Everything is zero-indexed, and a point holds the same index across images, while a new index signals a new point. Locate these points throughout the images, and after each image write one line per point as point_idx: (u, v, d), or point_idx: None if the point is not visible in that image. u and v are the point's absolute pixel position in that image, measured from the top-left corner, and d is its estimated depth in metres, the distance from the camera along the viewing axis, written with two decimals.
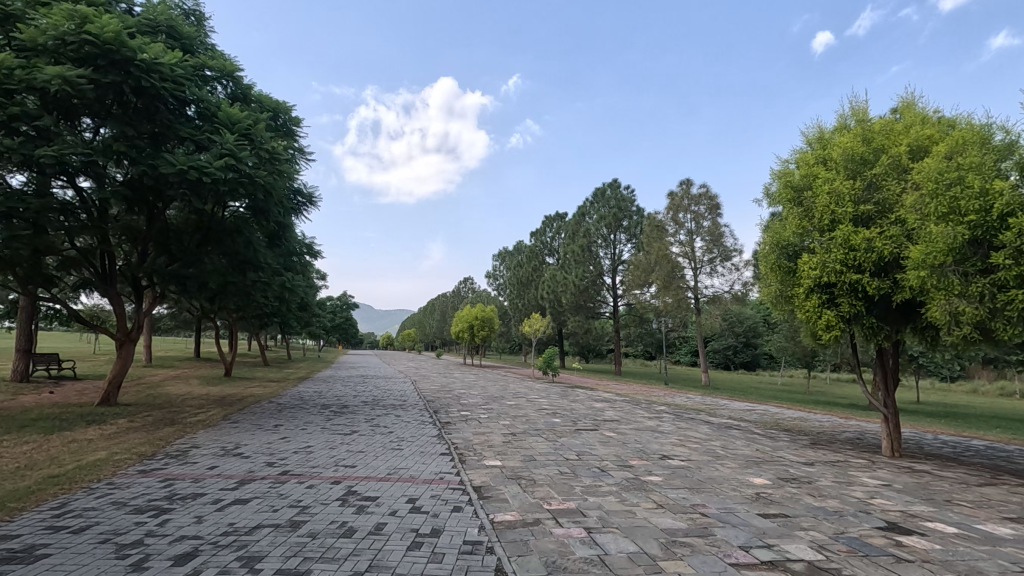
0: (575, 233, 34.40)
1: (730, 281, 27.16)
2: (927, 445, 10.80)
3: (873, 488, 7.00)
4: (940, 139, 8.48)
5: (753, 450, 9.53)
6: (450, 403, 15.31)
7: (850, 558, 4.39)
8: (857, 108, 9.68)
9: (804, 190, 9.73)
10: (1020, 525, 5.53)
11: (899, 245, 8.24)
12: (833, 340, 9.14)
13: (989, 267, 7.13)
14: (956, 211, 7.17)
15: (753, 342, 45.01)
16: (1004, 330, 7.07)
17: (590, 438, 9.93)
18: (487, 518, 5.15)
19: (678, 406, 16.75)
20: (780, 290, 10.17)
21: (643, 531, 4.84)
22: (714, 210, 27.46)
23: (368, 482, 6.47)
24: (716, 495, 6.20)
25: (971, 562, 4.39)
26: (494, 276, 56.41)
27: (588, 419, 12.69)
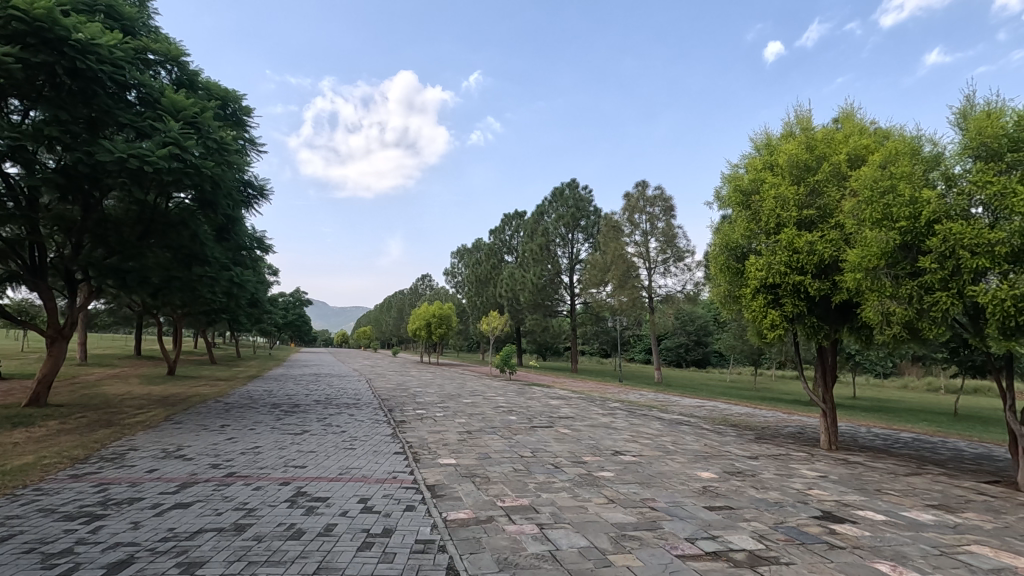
0: (534, 232, 34.61)
1: (683, 281, 27.96)
2: (862, 438, 11.44)
3: (811, 479, 7.37)
4: (875, 149, 8.97)
5: (702, 445, 9.84)
6: (406, 402, 15.16)
7: (788, 547, 4.60)
8: (801, 116, 10.12)
9: (752, 194, 10.10)
10: (941, 512, 5.93)
11: (838, 249, 8.70)
12: (777, 338, 9.55)
13: (917, 271, 7.60)
14: (888, 217, 7.62)
15: (704, 340, 46.47)
16: (929, 330, 7.56)
17: (545, 435, 10.03)
18: (440, 517, 5.14)
19: (631, 403, 17.12)
20: (729, 290, 10.56)
21: (593, 526, 4.93)
22: (668, 211, 28.17)
23: (318, 483, 6.33)
24: (666, 490, 6.38)
25: (897, 548, 4.68)
26: (452, 274, 56.12)
27: (544, 416, 12.80)
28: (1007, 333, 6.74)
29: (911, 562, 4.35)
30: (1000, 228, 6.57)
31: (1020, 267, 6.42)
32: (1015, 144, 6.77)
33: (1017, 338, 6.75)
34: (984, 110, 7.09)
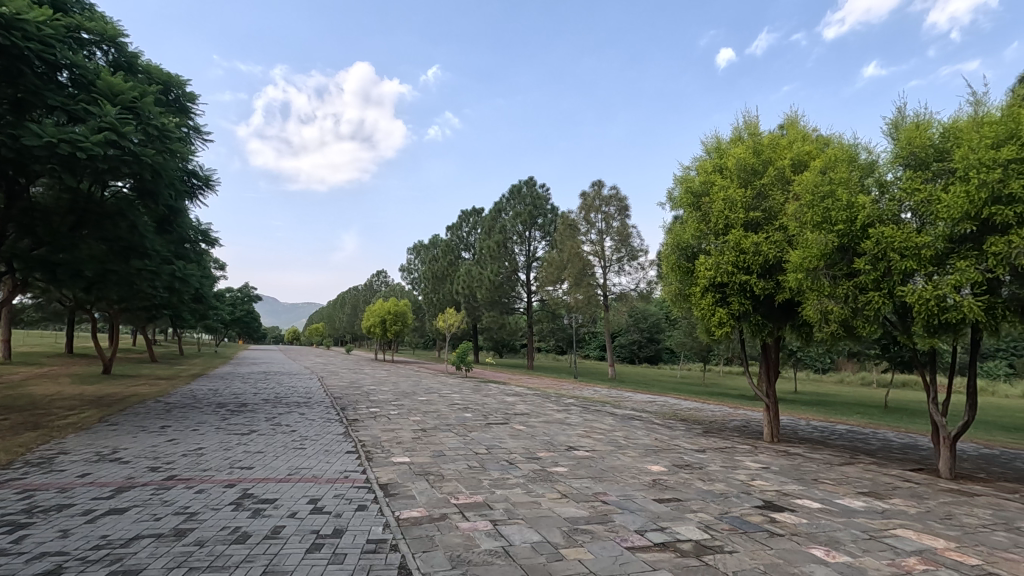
0: (491, 229, 34.59)
1: (636, 279, 28.58)
2: (802, 430, 12.01)
3: (754, 470, 7.69)
4: (817, 155, 9.42)
5: (653, 439, 10.09)
6: (359, 400, 14.86)
7: (732, 535, 4.78)
8: (749, 122, 10.51)
9: (702, 196, 10.42)
10: (871, 498, 6.31)
11: (782, 249, 9.10)
12: (724, 335, 9.91)
13: (852, 272, 8.03)
14: (827, 221, 8.03)
15: (657, 337, 47.63)
16: (863, 327, 8.00)
17: (500, 432, 10.06)
18: (392, 516, 5.07)
19: (586, 399, 17.37)
20: (680, 289, 10.88)
21: (546, 521, 4.98)
22: (623, 211, 28.72)
23: (266, 484, 6.14)
24: (617, 483, 6.52)
25: (832, 533, 4.95)
26: (409, 270, 55.40)
27: (499, 413, 12.82)
28: (932, 331, 7.21)
29: (843, 547, 4.61)
30: (925, 233, 7.03)
31: (942, 269, 6.90)
32: (940, 154, 7.25)
33: (939, 335, 7.25)
34: (914, 121, 7.55)
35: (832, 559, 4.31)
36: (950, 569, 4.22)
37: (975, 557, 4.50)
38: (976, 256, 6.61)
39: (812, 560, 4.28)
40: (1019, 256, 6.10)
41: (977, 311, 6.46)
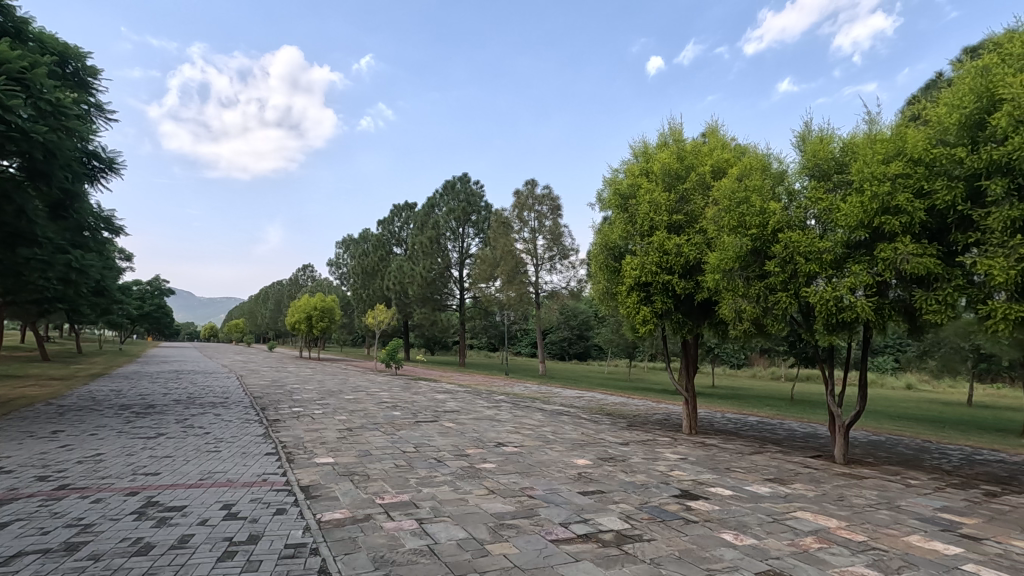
0: (424, 225, 34.11)
1: (567, 278, 29.16)
2: (717, 422, 12.75)
3: (673, 461, 8.07)
4: (734, 163, 9.98)
5: (579, 434, 10.36)
6: (281, 399, 14.22)
7: (651, 525, 5.00)
8: (674, 129, 10.98)
9: (629, 198, 10.79)
10: (776, 484, 6.79)
11: (701, 251, 9.59)
12: (648, 333, 10.32)
13: (763, 274, 8.58)
14: (742, 225, 8.54)
15: (586, 334, 48.83)
16: (771, 324, 8.59)
17: (429, 429, 9.96)
18: (313, 519, 4.89)
19: (516, 395, 17.54)
20: (607, 287, 11.24)
21: (473, 517, 4.98)
22: (555, 211, 29.19)
23: (173, 491, 5.74)
24: (544, 478, 6.64)
25: (740, 518, 5.29)
26: (337, 265, 53.60)
27: (428, 411, 12.69)
28: (831, 329, 7.86)
29: (750, 530, 4.94)
30: (827, 239, 7.63)
31: (840, 273, 7.52)
32: (840, 167, 7.89)
33: (836, 332, 7.92)
34: (819, 135, 8.17)
35: (740, 542, 4.60)
36: (841, 546, 4.63)
37: (862, 535, 4.96)
38: (868, 262, 7.25)
39: (723, 544, 4.55)
40: (903, 262, 6.75)
41: (868, 311, 7.12)
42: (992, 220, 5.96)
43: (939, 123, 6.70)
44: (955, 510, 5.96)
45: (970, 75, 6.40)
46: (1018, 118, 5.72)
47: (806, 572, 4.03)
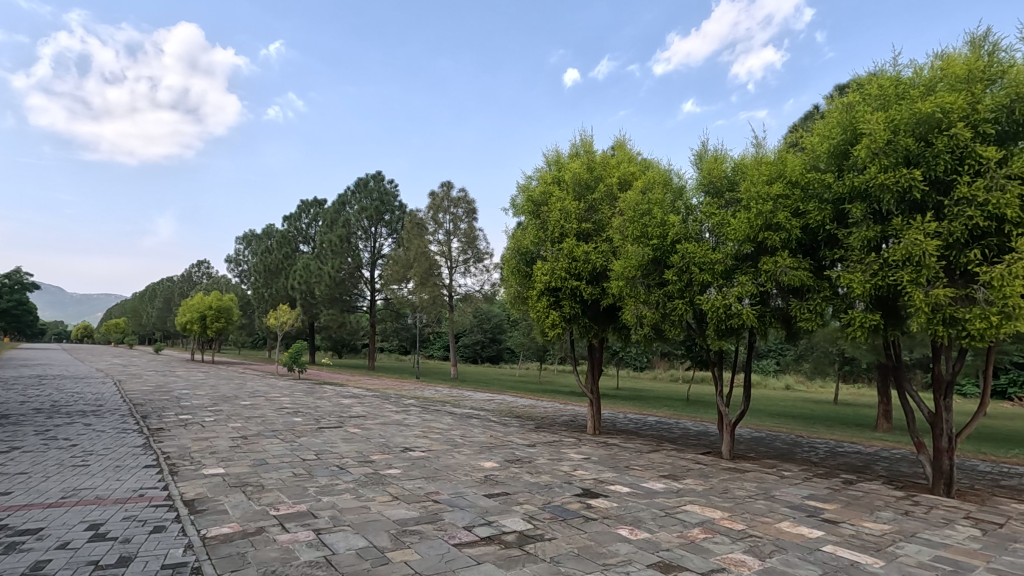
0: (333, 222, 32.77)
1: (481, 281, 29.27)
2: (619, 422, 13.36)
3: (577, 461, 8.35)
4: (639, 176, 10.51)
5: (487, 436, 10.42)
6: (166, 406, 13.03)
7: (552, 524, 5.13)
8: (585, 140, 11.38)
9: (541, 205, 11.06)
10: (669, 480, 7.22)
11: (608, 259, 10.02)
12: (556, 336, 10.61)
13: (663, 282, 9.12)
14: (644, 235, 9.02)
15: (499, 338, 49.13)
16: (669, 329, 9.16)
17: (332, 436, 9.58)
18: (197, 535, 4.52)
19: (425, 399, 17.33)
20: (518, 292, 11.44)
21: (374, 525, 4.85)
22: (470, 214, 29.24)
23: (27, 512, 5.07)
24: (450, 481, 6.61)
25: (635, 514, 5.57)
26: (236, 262, 50.15)
27: (333, 416, 12.18)
28: (721, 334, 8.52)
29: (644, 525, 5.21)
30: (718, 251, 8.27)
31: (729, 283, 8.17)
32: (731, 185, 8.59)
33: (725, 337, 8.60)
34: (713, 154, 8.83)
35: (634, 537, 4.85)
36: (723, 535, 5.01)
37: (741, 523, 5.40)
38: (752, 273, 7.94)
39: (618, 540, 4.76)
40: (781, 274, 7.45)
41: (751, 318, 7.79)
42: (853, 239, 6.73)
43: (812, 150, 7.48)
44: (819, 498, 6.65)
45: (838, 110, 7.21)
46: (874, 151, 6.51)
47: (692, 561, 4.32)
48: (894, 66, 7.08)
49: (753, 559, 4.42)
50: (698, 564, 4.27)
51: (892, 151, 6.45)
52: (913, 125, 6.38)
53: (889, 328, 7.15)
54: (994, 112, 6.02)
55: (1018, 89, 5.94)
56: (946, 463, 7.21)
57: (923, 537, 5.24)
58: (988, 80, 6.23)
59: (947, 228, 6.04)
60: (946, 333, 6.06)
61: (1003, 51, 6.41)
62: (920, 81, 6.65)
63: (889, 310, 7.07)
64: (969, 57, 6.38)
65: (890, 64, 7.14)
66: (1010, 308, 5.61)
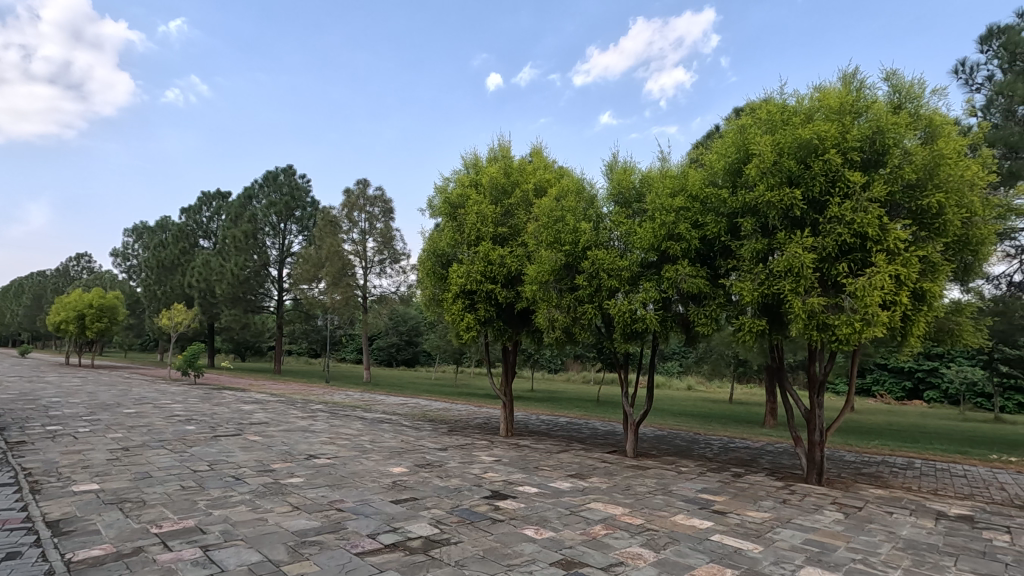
0: (238, 217, 30.70)
1: (397, 283, 28.67)
2: (532, 424, 13.59)
3: (488, 463, 8.39)
4: (554, 183, 10.75)
5: (399, 441, 10.21)
6: (31, 417, 11.56)
7: (459, 527, 5.12)
8: (503, 146, 11.50)
9: (459, 207, 11.05)
10: (576, 479, 7.46)
11: (522, 263, 10.18)
12: (471, 339, 10.62)
13: (574, 286, 9.41)
14: (557, 241, 9.26)
15: (415, 341, 47.91)
16: (578, 332, 9.47)
17: (229, 444, 8.97)
18: (60, 560, 4.05)
19: (335, 404, 16.66)
20: (434, 294, 11.33)
21: (270, 538, 4.60)
22: (387, 213, 28.55)
23: None
24: (356, 489, 6.41)
25: (542, 513, 5.69)
26: (124, 256, 45.69)
27: (230, 423, 11.41)
28: (627, 337, 8.95)
29: (549, 524, 5.33)
30: (626, 258, 8.67)
31: (635, 289, 8.59)
32: (638, 196, 9.05)
33: (630, 340, 9.05)
34: (623, 166, 9.24)
35: (539, 536, 4.95)
36: (623, 530, 5.24)
37: (640, 518, 5.68)
38: (655, 280, 8.40)
39: (523, 539, 4.84)
40: (681, 281, 7.94)
41: (654, 323, 8.24)
42: (744, 250, 7.30)
43: (710, 167, 8.03)
44: (711, 490, 7.14)
45: (734, 131, 7.82)
46: (763, 170, 7.13)
47: (593, 557, 4.47)
48: (780, 94, 7.78)
49: (649, 552, 4.66)
50: (598, 560, 4.43)
51: (778, 171, 7.08)
52: (795, 149, 7.05)
53: (773, 333, 7.82)
54: (860, 141, 6.78)
55: (879, 122, 6.73)
56: (818, 455, 8.00)
57: (797, 522, 5.77)
58: (856, 113, 7.00)
59: (822, 242, 6.72)
60: (819, 337, 6.74)
61: (868, 88, 7.24)
62: (802, 109, 7.36)
63: (773, 316, 7.73)
64: (841, 91, 7.14)
65: (778, 92, 7.83)
66: (870, 315, 6.32)
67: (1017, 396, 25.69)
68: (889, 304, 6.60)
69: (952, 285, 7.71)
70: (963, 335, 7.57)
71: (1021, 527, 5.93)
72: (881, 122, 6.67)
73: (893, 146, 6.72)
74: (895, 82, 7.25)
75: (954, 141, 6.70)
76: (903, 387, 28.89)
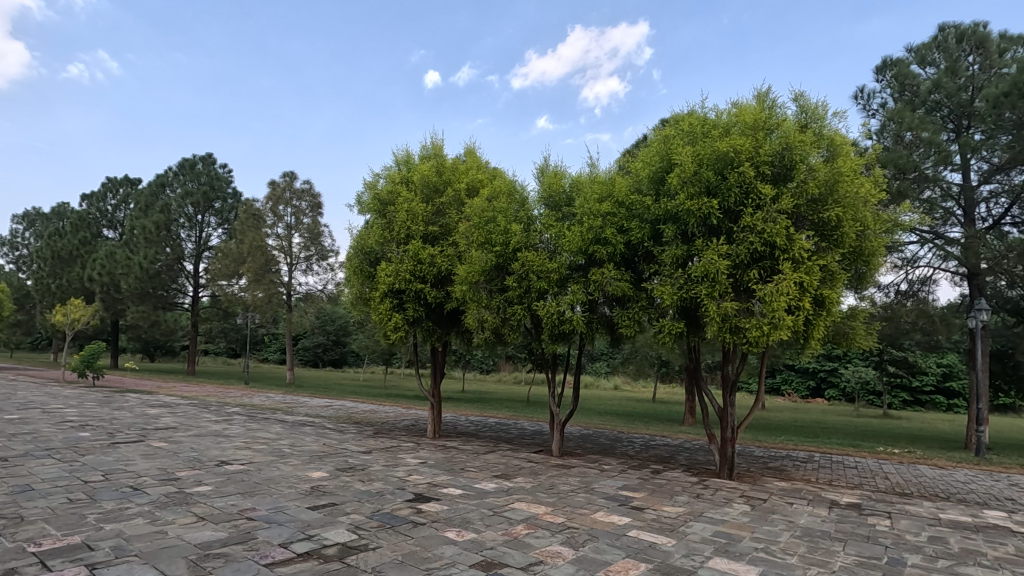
0: (149, 206, 28.47)
1: (324, 280, 27.66)
2: (460, 425, 13.53)
3: (413, 466, 8.24)
4: (486, 183, 10.73)
5: (320, 445, 9.83)
6: None
7: (378, 532, 4.98)
8: (435, 143, 11.35)
9: (388, 205, 10.80)
10: (500, 479, 7.48)
11: (453, 263, 10.10)
12: (398, 340, 10.41)
13: (504, 287, 9.47)
14: (488, 241, 9.27)
15: (343, 341, 46.42)
16: (508, 333, 9.50)
17: (129, 452, 8.26)
18: None
19: (253, 407, 15.79)
20: (361, 292, 11.01)
21: (169, 552, 4.28)
22: (315, 208, 27.47)
23: None
24: (270, 496, 6.09)
25: (464, 515, 5.65)
26: (12, 245, 41.16)
27: (131, 429, 10.51)
28: (554, 338, 9.09)
29: (472, 525, 5.30)
30: (555, 260, 8.80)
31: (563, 291, 8.75)
32: (568, 200, 9.23)
33: (557, 341, 9.21)
34: (554, 169, 9.38)
35: (460, 538, 4.91)
36: (544, 529, 5.30)
37: (561, 517, 5.78)
38: (583, 283, 8.59)
39: (444, 542, 4.78)
40: (607, 284, 8.16)
41: (580, 324, 8.44)
42: (665, 256, 7.62)
43: (636, 174, 8.30)
44: (631, 487, 7.38)
45: (659, 141, 8.14)
46: (684, 179, 7.47)
47: (512, 557, 4.49)
48: (701, 108, 8.19)
49: (568, 549, 4.74)
50: (518, 560, 4.45)
51: (697, 181, 7.44)
52: (713, 161, 7.43)
53: (690, 335, 8.17)
54: (771, 156, 7.25)
55: (788, 139, 7.22)
56: (729, 451, 8.46)
57: (708, 515, 6.08)
58: (768, 128, 7.49)
59: (735, 250, 7.12)
60: (732, 339, 7.12)
61: (779, 107, 7.76)
62: (720, 123, 7.78)
63: (691, 319, 8.09)
64: (756, 107, 7.62)
65: (700, 106, 8.24)
66: (776, 319, 6.77)
67: (902, 394, 28.42)
68: (793, 309, 7.08)
69: (848, 292, 8.39)
70: (856, 338, 8.27)
71: (900, 513, 6.56)
72: (790, 139, 7.19)
73: (799, 162, 7.24)
74: (802, 103, 7.81)
75: (852, 160, 7.31)
76: (807, 386, 31.25)
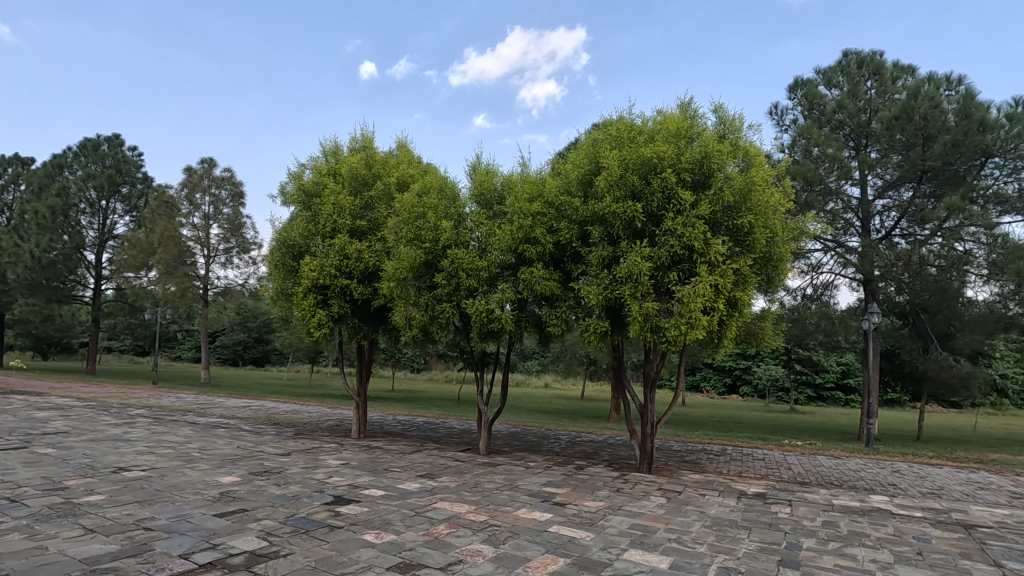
0: (43, 188, 25.82)
1: (244, 274, 26.19)
2: (386, 425, 13.23)
3: (334, 467, 7.95)
4: (417, 178, 10.54)
5: (233, 448, 9.28)
6: None
7: (291, 538, 4.75)
8: (365, 136, 11.02)
9: (314, 196, 10.38)
10: (425, 479, 7.37)
11: (380, 259, 9.84)
12: (322, 337, 10.03)
13: (433, 285, 9.34)
14: (417, 237, 9.12)
15: (266, 338, 44.22)
16: (436, 331, 9.38)
17: (8, 460, 7.42)
18: None
19: (160, 409, 14.67)
20: (283, 287, 10.51)
21: (49, 569, 3.88)
22: (236, 197, 25.97)
23: None
24: (172, 504, 5.66)
25: (384, 517, 5.51)
26: None
27: (14, 435, 9.45)
28: (483, 336, 9.08)
29: (392, 527, 5.18)
30: (484, 259, 8.78)
31: (492, 289, 8.73)
32: (499, 199, 9.24)
33: (486, 339, 9.20)
34: (485, 167, 9.36)
35: (378, 540, 4.78)
36: (466, 528, 5.25)
37: (484, 515, 5.76)
38: (512, 282, 8.63)
39: (361, 546, 4.63)
40: (535, 283, 8.24)
41: (509, 322, 8.47)
42: (592, 257, 7.80)
43: (566, 176, 8.43)
44: (554, 484, 7.50)
45: (587, 144, 8.32)
46: (611, 182, 7.68)
47: (431, 558, 4.43)
48: (629, 114, 8.43)
49: (488, 548, 4.73)
50: (437, 560, 4.39)
51: (623, 185, 7.66)
52: (638, 165, 7.68)
53: (614, 334, 8.40)
54: (692, 163, 7.59)
55: (707, 148, 7.58)
56: (649, 446, 8.78)
57: (626, 509, 6.28)
58: (689, 137, 7.84)
59: (657, 252, 7.39)
60: (652, 338, 7.40)
61: (700, 116, 8.13)
62: (646, 129, 8.05)
63: (616, 319, 8.34)
64: (679, 116, 7.95)
65: (627, 112, 8.49)
66: (693, 319, 7.10)
67: (807, 390, 30.71)
68: (709, 310, 7.43)
69: (759, 295, 8.92)
70: (765, 337, 8.82)
71: (799, 500, 7.08)
72: (709, 148, 7.54)
73: (717, 170, 7.63)
74: (721, 114, 8.22)
75: (764, 170, 7.77)
76: (724, 382, 33.11)
